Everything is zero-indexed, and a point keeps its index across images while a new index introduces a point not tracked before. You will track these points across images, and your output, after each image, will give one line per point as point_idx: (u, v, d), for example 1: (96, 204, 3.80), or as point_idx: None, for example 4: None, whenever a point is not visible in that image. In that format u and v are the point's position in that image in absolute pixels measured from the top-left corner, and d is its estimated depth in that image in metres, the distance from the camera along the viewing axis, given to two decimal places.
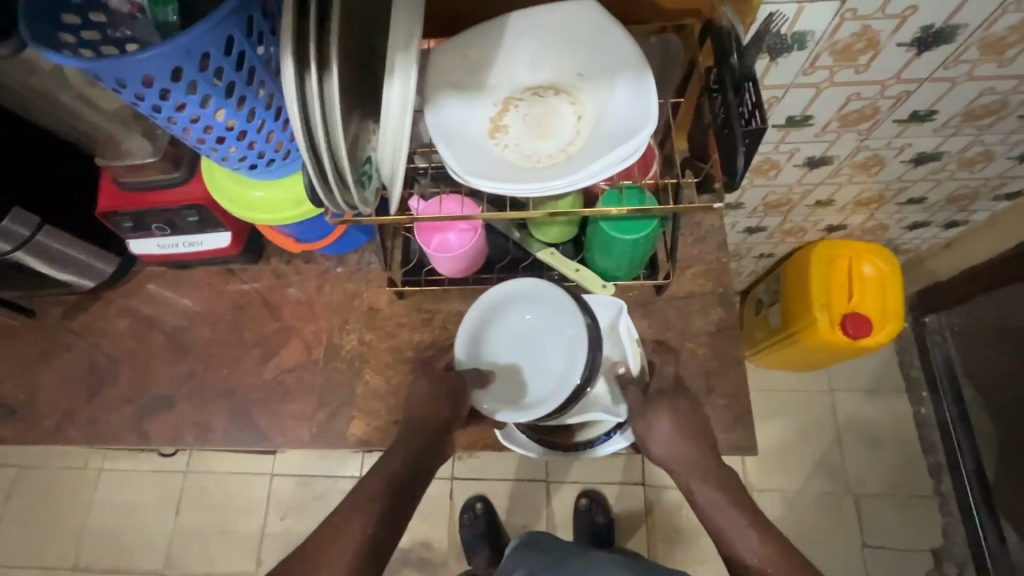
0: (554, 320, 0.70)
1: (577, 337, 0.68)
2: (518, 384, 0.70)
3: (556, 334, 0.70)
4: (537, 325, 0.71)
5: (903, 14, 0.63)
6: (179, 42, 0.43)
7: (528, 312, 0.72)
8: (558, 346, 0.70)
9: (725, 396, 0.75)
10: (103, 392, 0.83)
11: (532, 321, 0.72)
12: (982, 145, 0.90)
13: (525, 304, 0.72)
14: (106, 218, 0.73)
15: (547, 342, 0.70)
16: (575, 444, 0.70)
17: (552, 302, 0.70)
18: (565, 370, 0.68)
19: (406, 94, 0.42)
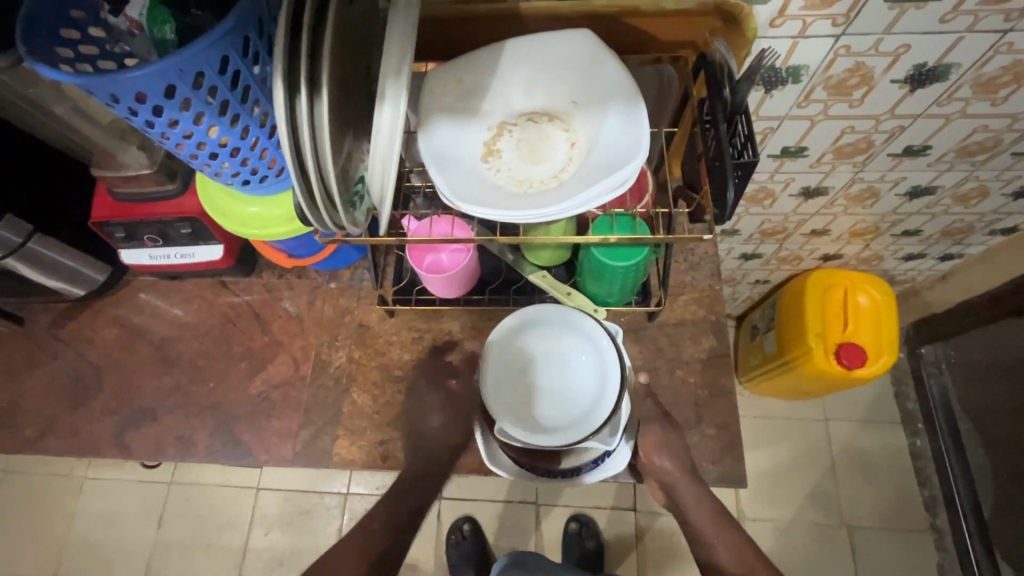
0: (585, 351, 0.69)
1: (608, 375, 0.66)
2: (537, 407, 0.67)
3: (586, 366, 0.68)
4: (564, 353, 0.69)
5: (896, 52, 0.64)
6: (173, 61, 0.43)
7: (557, 338, 0.70)
8: (587, 378, 0.68)
9: (714, 425, 0.74)
10: (85, 403, 0.82)
11: (561, 348, 0.70)
12: (976, 181, 0.91)
13: (556, 329, 0.70)
14: (98, 227, 0.74)
15: (573, 372, 0.68)
16: (560, 471, 0.68)
17: (587, 332, 0.68)
18: (590, 405, 0.66)
19: (397, 119, 0.42)
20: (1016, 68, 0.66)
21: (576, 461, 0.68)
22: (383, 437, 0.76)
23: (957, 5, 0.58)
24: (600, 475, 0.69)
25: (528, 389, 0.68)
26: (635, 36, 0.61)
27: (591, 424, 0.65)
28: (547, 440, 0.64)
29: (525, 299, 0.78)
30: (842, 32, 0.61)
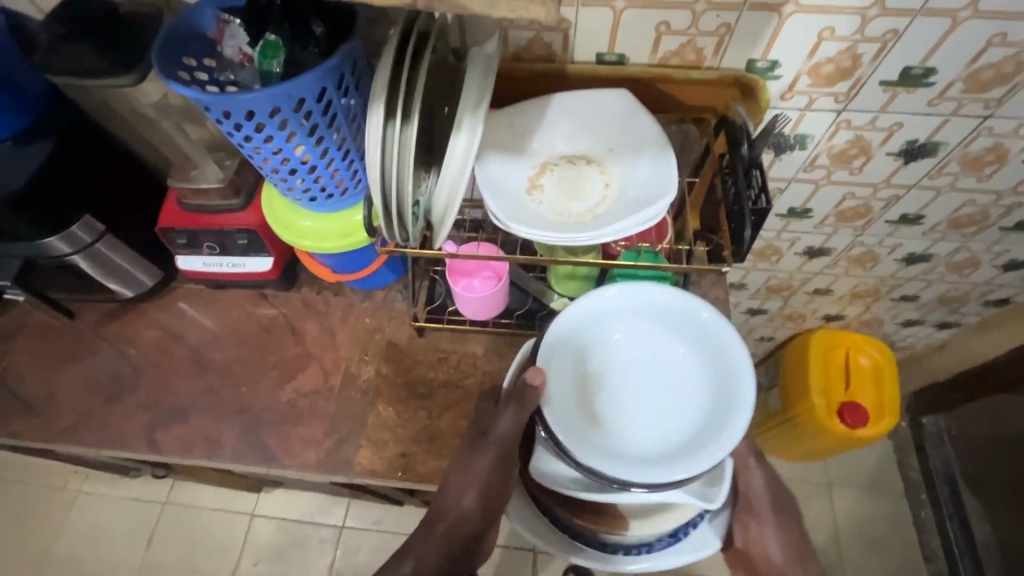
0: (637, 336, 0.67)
1: (684, 329, 0.66)
2: (658, 436, 0.62)
3: (649, 348, 0.67)
4: (629, 359, 0.67)
5: (891, 128, 0.73)
6: (283, 87, 0.52)
7: (604, 344, 0.67)
8: (662, 359, 0.66)
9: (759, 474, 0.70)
10: (120, 399, 0.85)
11: (623, 357, 0.67)
12: (967, 252, 0.98)
13: (597, 336, 0.67)
14: (163, 233, 0.80)
15: (649, 365, 0.66)
16: (625, 544, 0.64)
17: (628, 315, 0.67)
18: (693, 376, 0.65)
19: (470, 145, 0.50)
20: (997, 150, 0.75)
21: (644, 532, 0.64)
22: (405, 450, 0.79)
23: (942, 92, 0.67)
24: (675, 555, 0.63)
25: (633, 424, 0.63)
26: (663, 99, 0.70)
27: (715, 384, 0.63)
28: (701, 447, 0.58)
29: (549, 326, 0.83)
30: (844, 107, 0.70)
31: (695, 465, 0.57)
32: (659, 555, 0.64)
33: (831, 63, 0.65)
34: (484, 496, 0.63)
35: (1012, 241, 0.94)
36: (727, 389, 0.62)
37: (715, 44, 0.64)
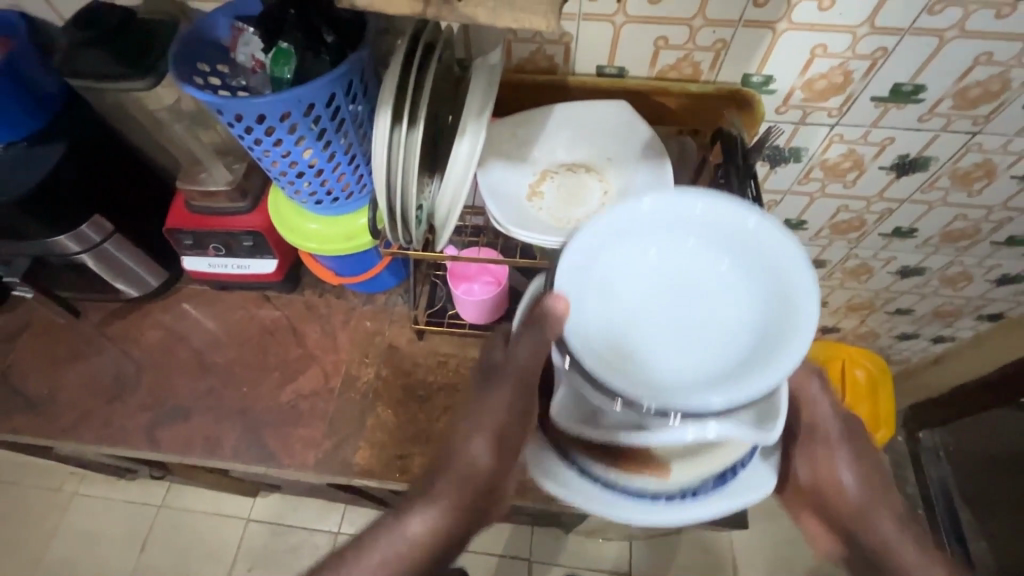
0: (669, 246, 0.56)
1: (727, 237, 0.54)
2: (697, 364, 0.51)
3: (682, 259, 0.56)
4: (658, 275, 0.55)
5: (883, 143, 0.75)
6: (294, 93, 0.54)
7: (629, 257, 0.56)
8: (699, 272, 0.55)
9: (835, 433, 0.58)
10: (123, 397, 0.86)
11: (652, 273, 0.55)
12: (961, 265, 0.99)
13: (621, 247, 0.56)
14: (170, 234, 0.82)
15: (684, 283, 0.55)
16: (666, 492, 0.54)
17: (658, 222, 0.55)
18: (737, 290, 0.54)
19: (473, 150, 0.52)
20: (986, 166, 0.77)
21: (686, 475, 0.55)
22: (403, 451, 0.80)
23: (932, 108, 0.69)
24: (724, 501, 0.54)
25: (665, 352, 0.52)
26: (661, 111, 0.72)
27: (765, 299, 0.52)
28: (754, 370, 0.48)
29: None
30: (837, 121, 0.72)
31: (748, 390, 0.46)
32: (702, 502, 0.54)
33: (823, 79, 0.67)
34: (497, 453, 0.53)
35: (1005, 255, 0.95)
36: (780, 304, 0.51)
37: (711, 59, 0.66)
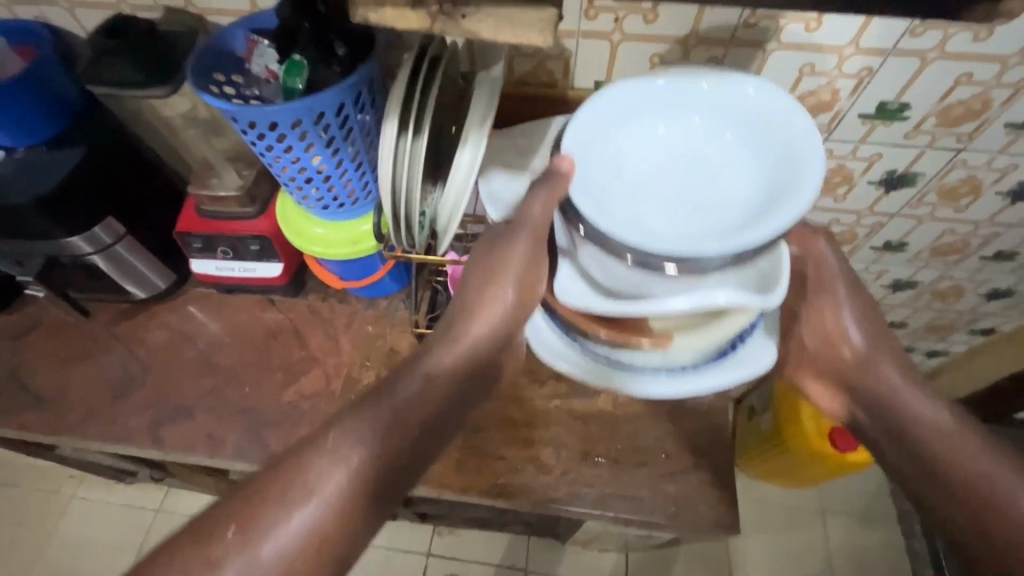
0: (676, 123, 0.57)
1: (733, 115, 0.55)
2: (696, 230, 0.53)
3: (689, 136, 0.56)
4: (663, 151, 0.56)
5: (871, 158, 0.77)
6: (305, 101, 0.56)
7: (638, 131, 0.56)
8: (704, 150, 0.56)
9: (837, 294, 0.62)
10: (128, 396, 0.88)
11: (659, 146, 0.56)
12: (951, 280, 1.01)
13: (631, 122, 0.56)
14: (180, 237, 0.85)
15: (690, 157, 0.56)
16: (664, 363, 0.58)
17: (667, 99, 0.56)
18: (739, 168, 0.55)
19: (474, 158, 0.54)
20: (972, 182, 0.79)
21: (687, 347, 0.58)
22: None
23: (917, 125, 0.71)
24: (721, 369, 0.57)
25: (664, 217, 0.54)
26: None
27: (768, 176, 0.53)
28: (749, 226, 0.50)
29: None
30: (827, 137, 0.75)
31: (745, 238, 0.49)
32: (701, 373, 0.58)
33: (812, 96, 0.70)
34: (496, 330, 0.56)
35: (994, 270, 0.97)
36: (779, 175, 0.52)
37: None
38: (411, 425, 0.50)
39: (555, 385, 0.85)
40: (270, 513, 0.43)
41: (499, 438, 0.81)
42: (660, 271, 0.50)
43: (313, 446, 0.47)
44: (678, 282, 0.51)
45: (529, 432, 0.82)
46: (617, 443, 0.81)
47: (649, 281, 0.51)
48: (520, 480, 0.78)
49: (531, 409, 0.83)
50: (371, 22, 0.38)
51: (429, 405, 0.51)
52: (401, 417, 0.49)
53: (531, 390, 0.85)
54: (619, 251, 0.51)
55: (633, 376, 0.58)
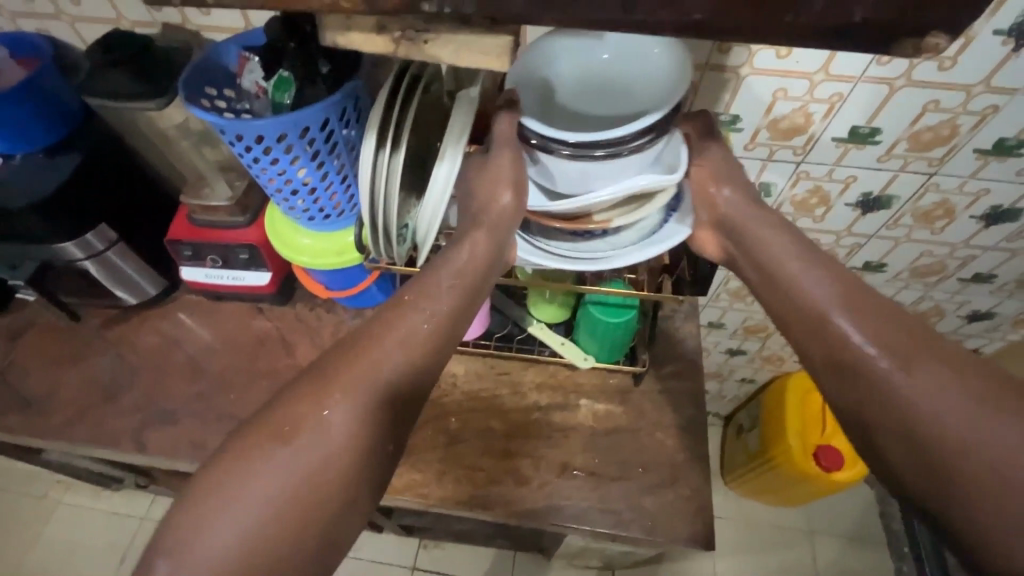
0: (581, 68, 0.58)
1: (631, 52, 0.56)
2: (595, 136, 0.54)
3: (596, 78, 0.58)
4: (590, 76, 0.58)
5: (846, 180, 0.79)
6: (291, 117, 0.58)
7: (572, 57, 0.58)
8: (612, 85, 0.58)
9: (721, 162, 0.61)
10: (115, 399, 0.89)
11: (589, 73, 0.58)
12: (931, 301, 1.02)
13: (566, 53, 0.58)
14: (171, 244, 0.86)
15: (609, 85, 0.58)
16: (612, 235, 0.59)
17: (564, 49, 0.57)
18: (644, 90, 0.57)
19: (450, 172, 0.56)
20: (945, 206, 0.81)
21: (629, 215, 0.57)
22: None
23: (889, 149, 0.73)
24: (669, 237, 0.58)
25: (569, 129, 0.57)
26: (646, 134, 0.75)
27: (666, 96, 0.55)
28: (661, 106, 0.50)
29: (525, 349, 0.88)
30: (802, 160, 0.77)
31: (659, 113, 0.50)
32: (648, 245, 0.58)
33: (786, 119, 0.72)
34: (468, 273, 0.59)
35: (973, 292, 0.98)
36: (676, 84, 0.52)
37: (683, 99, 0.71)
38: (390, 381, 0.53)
39: (536, 397, 0.86)
40: (254, 471, 0.47)
41: (480, 448, 0.82)
42: (592, 158, 0.50)
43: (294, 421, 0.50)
44: (610, 164, 0.51)
45: (510, 443, 0.82)
46: (596, 456, 0.81)
47: (586, 170, 0.52)
48: (500, 491, 0.79)
49: (512, 421, 0.84)
50: (340, 45, 0.41)
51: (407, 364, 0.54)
52: (380, 378, 0.52)
53: (512, 402, 0.86)
54: (550, 145, 0.52)
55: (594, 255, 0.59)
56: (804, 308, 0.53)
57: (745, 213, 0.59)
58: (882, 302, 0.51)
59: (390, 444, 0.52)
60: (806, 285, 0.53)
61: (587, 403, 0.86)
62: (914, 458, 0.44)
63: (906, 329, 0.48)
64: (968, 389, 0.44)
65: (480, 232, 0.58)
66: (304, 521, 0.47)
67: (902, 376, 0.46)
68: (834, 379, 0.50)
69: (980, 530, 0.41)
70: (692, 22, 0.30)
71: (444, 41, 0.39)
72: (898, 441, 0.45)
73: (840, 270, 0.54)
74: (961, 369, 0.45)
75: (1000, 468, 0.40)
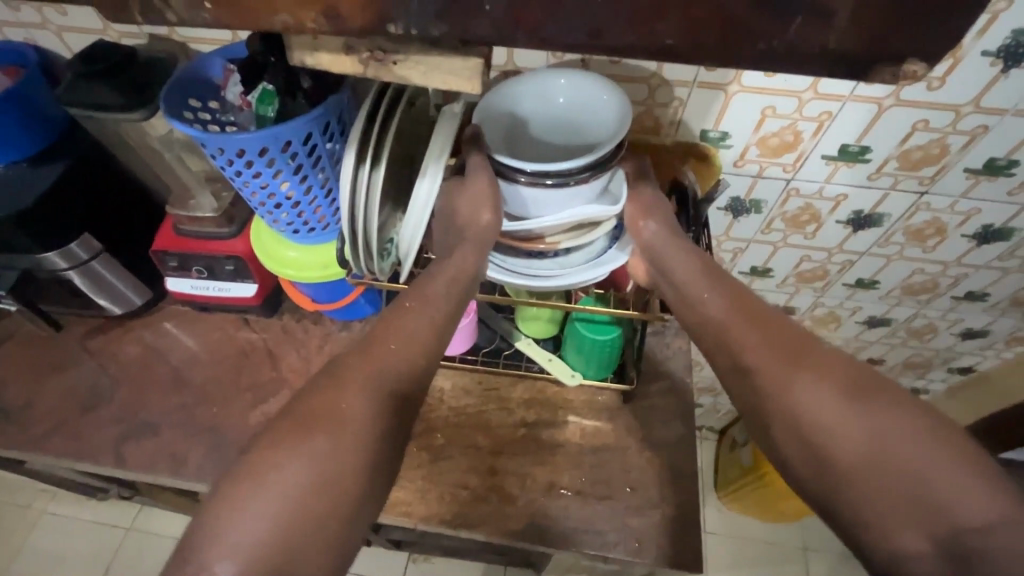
0: (541, 103, 0.63)
1: (587, 93, 0.61)
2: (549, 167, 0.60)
3: (555, 114, 0.63)
4: (551, 108, 0.63)
5: (837, 198, 0.79)
6: (272, 131, 0.58)
7: (534, 91, 0.62)
8: (570, 121, 0.63)
9: (653, 200, 0.64)
10: (95, 411, 0.87)
11: (550, 105, 0.63)
12: (924, 318, 1.01)
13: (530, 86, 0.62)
14: (156, 255, 0.85)
15: (566, 118, 0.63)
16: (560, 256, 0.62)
17: (528, 85, 0.61)
18: (596, 128, 0.62)
19: (431, 189, 0.55)
20: (937, 224, 0.80)
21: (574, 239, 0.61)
22: None
23: (879, 167, 0.73)
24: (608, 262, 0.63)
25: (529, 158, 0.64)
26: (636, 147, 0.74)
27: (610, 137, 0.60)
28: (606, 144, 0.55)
29: (512, 364, 0.88)
30: (792, 177, 0.76)
31: (601, 152, 0.54)
32: (587, 269, 0.62)
33: (775, 137, 0.71)
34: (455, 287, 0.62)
35: (966, 310, 0.97)
36: (619, 126, 0.57)
37: (671, 114, 0.71)
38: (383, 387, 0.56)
39: (523, 413, 0.85)
40: (267, 473, 0.50)
41: (464, 465, 0.81)
42: (544, 185, 0.56)
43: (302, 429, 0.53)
44: (561, 194, 0.56)
45: (495, 460, 0.81)
46: (583, 474, 0.80)
47: (540, 196, 0.57)
48: (483, 510, 0.77)
49: (498, 437, 0.83)
50: (309, 65, 0.42)
51: (402, 371, 0.57)
52: (373, 387, 0.56)
53: (498, 418, 0.85)
54: (509, 173, 0.57)
55: (542, 274, 0.62)
56: (708, 322, 0.61)
57: (666, 241, 0.63)
58: (766, 312, 0.60)
59: (389, 447, 0.55)
60: (708, 299, 0.61)
61: (574, 420, 0.84)
62: (803, 448, 0.52)
63: (787, 335, 0.57)
64: (834, 383, 0.53)
65: (467, 245, 0.61)
66: (316, 515, 0.49)
67: (788, 380, 0.55)
68: (738, 383, 0.58)
69: (855, 516, 0.49)
70: (664, 46, 0.30)
71: (413, 62, 0.39)
72: (789, 436, 0.54)
73: (734, 285, 0.62)
74: (829, 376, 0.54)
75: (865, 450, 0.49)
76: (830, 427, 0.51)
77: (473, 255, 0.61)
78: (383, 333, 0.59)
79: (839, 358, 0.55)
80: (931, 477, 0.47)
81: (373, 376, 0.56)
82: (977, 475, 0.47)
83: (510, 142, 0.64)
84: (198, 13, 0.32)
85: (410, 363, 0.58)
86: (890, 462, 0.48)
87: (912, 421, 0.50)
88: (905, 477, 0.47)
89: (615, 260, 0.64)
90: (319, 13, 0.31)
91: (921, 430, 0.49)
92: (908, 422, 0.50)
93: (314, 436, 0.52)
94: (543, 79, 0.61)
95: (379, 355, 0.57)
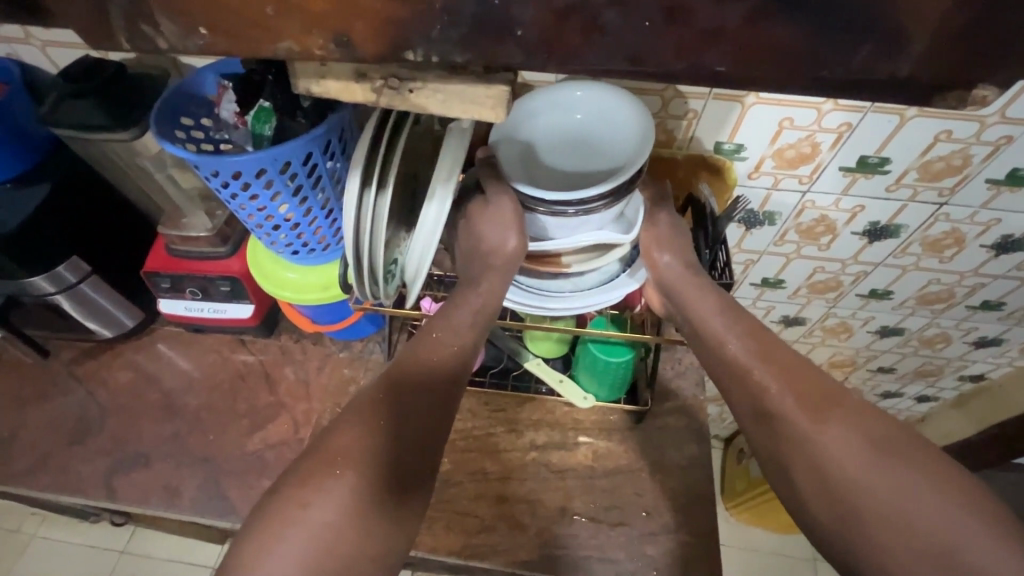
0: (559, 122, 0.61)
1: (609, 115, 0.59)
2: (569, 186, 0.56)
3: (572, 135, 0.61)
4: (567, 128, 0.61)
5: (853, 210, 0.77)
6: (270, 152, 0.55)
7: (550, 110, 0.60)
8: (586, 142, 0.60)
9: (670, 233, 0.63)
10: (84, 441, 0.84)
11: (565, 124, 0.61)
12: (937, 327, 0.99)
13: (545, 105, 0.60)
14: (147, 276, 0.82)
15: (583, 138, 0.60)
16: (571, 279, 0.59)
17: (542, 104, 0.59)
18: (614, 151, 0.59)
19: (440, 214, 0.53)
20: (955, 235, 0.78)
21: (586, 262, 0.58)
22: None
23: (898, 179, 0.71)
24: (621, 287, 0.60)
25: (546, 179, 0.60)
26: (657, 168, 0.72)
27: (630, 152, 0.57)
28: (630, 165, 0.52)
29: (522, 387, 0.86)
30: (808, 189, 0.74)
31: (624, 176, 0.51)
32: (599, 293, 0.59)
33: (792, 149, 0.69)
34: (472, 318, 0.59)
35: (981, 318, 0.95)
36: (642, 145, 0.54)
37: (684, 127, 0.68)
38: (409, 423, 0.52)
39: (533, 436, 0.82)
40: (293, 513, 0.47)
41: (473, 493, 0.77)
42: (564, 214, 0.53)
43: (320, 474, 0.49)
44: (577, 220, 0.54)
45: (504, 486, 0.78)
46: (597, 499, 0.77)
47: (562, 221, 0.55)
48: (493, 539, 0.74)
49: (506, 462, 0.80)
50: (315, 93, 0.39)
51: (425, 412, 0.53)
52: (393, 425, 0.52)
53: (507, 441, 0.82)
54: (529, 201, 0.54)
55: (555, 298, 0.59)
56: (725, 361, 0.58)
57: (680, 277, 0.62)
58: (789, 355, 0.57)
59: (407, 490, 0.51)
60: (727, 338, 0.58)
61: (585, 441, 0.82)
62: (826, 502, 0.50)
63: (811, 380, 0.55)
64: (860, 435, 0.51)
65: (492, 275, 0.59)
66: (343, 562, 0.46)
67: (813, 427, 0.52)
68: (757, 425, 0.56)
69: None
70: (714, 72, 0.29)
71: (431, 90, 0.37)
72: (809, 483, 0.51)
73: (753, 325, 0.59)
74: (857, 427, 0.51)
75: (894, 510, 0.47)
76: (854, 480, 0.49)
77: (497, 284, 0.59)
78: (407, 370, 0.55)
79: (867, 411, 0.53)
80: (965, 547, 0.44)
81: (397, 416, 0.52)
82: (1008, 534, 0.45)
83: (523, 163, 0.60)
84: (193, 41, 0.30)
85: (432, 400, 0.54)
86: (915, 522, 0.46)
87: (937, 483, 0.47)
88: (933, 545, 0.45)
89: (626, 282, 0.61)
90: (328, 40, 0.29)
91: (949, 492, 0.47)
92: (936, 482, 0.47)
93: (334, 478, 0.48)
94: (558, 99, 0.59)
95: (402, 393, 0.54)
